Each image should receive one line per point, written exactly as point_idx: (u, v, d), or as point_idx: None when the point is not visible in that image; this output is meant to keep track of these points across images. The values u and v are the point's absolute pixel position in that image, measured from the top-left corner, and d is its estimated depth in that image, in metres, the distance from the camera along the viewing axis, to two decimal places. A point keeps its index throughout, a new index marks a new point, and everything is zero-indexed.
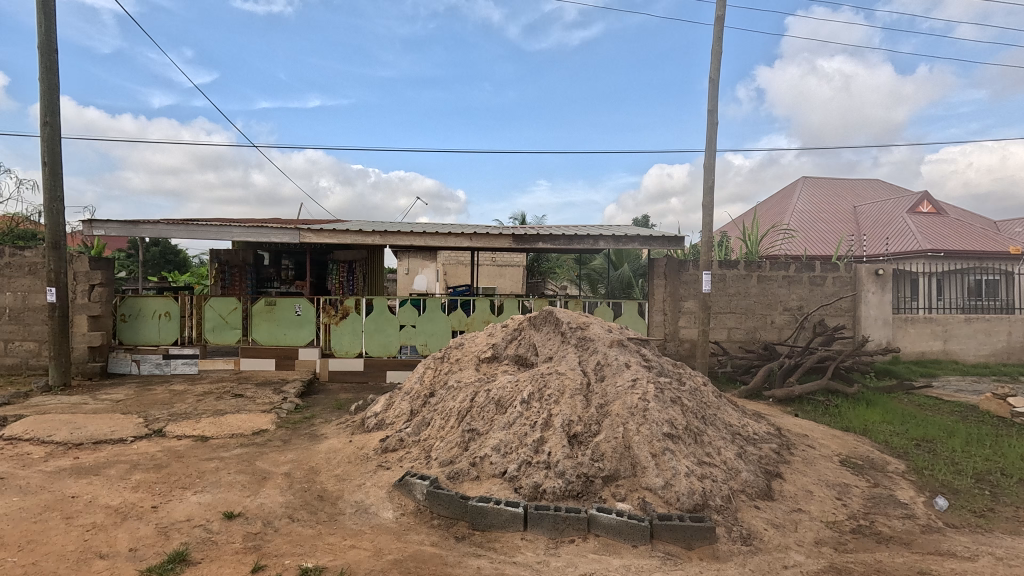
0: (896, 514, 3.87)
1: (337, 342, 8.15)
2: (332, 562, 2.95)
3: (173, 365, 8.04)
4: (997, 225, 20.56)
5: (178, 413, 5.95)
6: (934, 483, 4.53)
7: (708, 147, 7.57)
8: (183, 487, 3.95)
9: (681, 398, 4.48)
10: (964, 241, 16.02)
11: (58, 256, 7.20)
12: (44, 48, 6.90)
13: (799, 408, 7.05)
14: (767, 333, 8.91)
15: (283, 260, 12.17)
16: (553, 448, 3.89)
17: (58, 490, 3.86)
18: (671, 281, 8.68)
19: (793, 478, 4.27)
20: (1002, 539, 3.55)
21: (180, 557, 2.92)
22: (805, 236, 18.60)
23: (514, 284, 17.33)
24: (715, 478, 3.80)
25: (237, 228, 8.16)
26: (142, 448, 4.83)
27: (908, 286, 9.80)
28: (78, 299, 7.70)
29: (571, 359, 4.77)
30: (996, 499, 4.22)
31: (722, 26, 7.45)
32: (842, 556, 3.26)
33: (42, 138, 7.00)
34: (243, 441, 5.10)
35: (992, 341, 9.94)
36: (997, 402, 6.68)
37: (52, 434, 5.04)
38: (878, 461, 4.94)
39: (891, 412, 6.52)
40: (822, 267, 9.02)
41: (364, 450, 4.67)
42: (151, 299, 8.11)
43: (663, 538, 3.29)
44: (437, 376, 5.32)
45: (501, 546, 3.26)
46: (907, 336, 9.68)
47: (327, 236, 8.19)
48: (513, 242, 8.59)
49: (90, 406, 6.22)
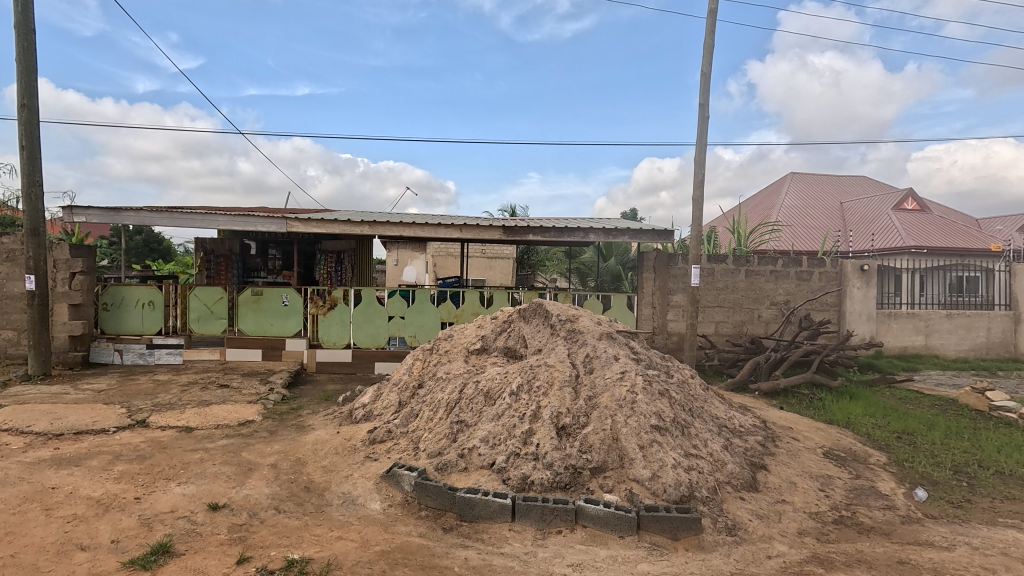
0: (877, 505, 3.93)
1: (325, 332, 8.08)
2: (319, 554, 2.93)
3: (157, 355, 7.92)
4: (979, 224, 20.93)
5: (161, 403, 5.86)
6: (913, 476, 4.61)
7: (699, 141, 7.59)
8: (166, 478, 3.90)
9: (668, 391, 4.50)
10: (948, 238, 16.27)
11: (37, 243, 7.04)
12: (21, 28, 6.70)
13: (784, 401, 7.15)
14: (754, 327, 8.99)
15: (270, 250, 12.01)
16: (542, 439, 3.89)
17: (37, 481, 3.79)
18: (660, 275, 8.70)
19: (778, 470, 4.32)
20: (979, 529, 3.63)
21: (163, 549, 2.88)
22: (793, 232, 18.77)
23: (503, 276, 17.38)
24: (701, 469, 3.83)
25: (222, 216, 8.03)
26: (125, 438, 4.76)
27: (892, 282, 9.91)
28: (58, 288, 7.54)
29: (560, 351, 4.78)
30: (973, 491, 4.30)
31: (714, 19, 7.45)
32: (824, 547, 3.31)
33: (20, 121, 6.82)
34: (229, 432, 5.05)
35: (971, 337, 10.12)
36: (976, 396, 6.81)
37: (31, 425, 4.94)
38: (861, 453, 5.02)
39: (874, 406, 6.63)
40: (809, 262, 9.13)
41: (351, 441, 4.65)
42: (134, 288, 7.98)
43: (650, 529, 3.32)
44: (426, 368, 5.30)
45: (489, 537, 3.27)
46: (890, 331, 9.83)
47: (316, 227, 8.09)
48: (503, 234, 8.63)
49: (71, 396, 6.10)
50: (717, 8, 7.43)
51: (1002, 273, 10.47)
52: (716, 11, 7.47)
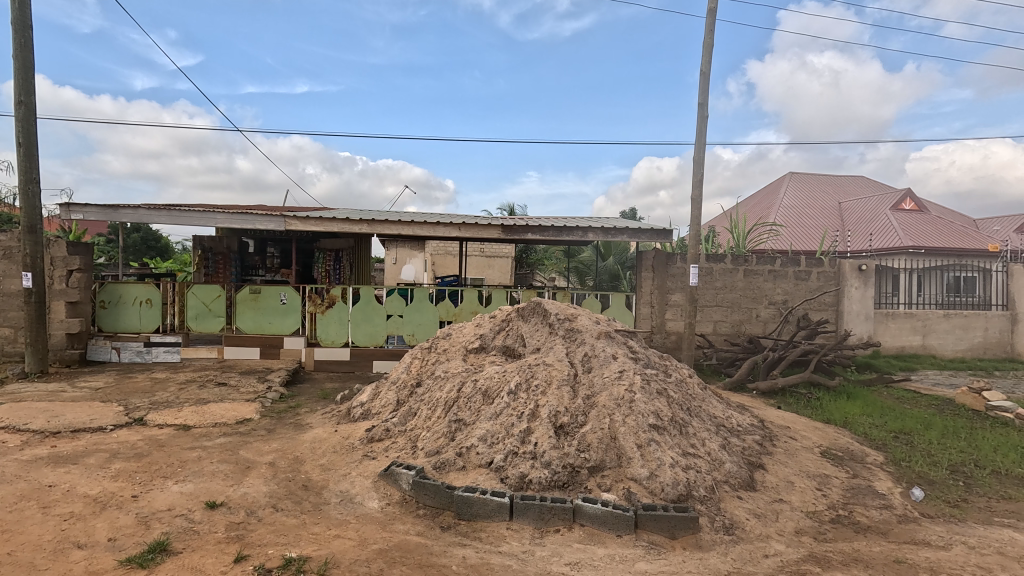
0: (874, 504, 3.94)
1: (323, 331, 8.07)
2: (316, 552, 2.93)
3: (155, 353, 7.91)
4: (976, 224, 20.98)
5: (159, 401, 5.85)
6: (910, 475, 4.62)
7: (698, 141, 7.59)
8: (164, 476, 3.89)
9: (667, 390, 4.51)
10: (945, 238, 16.31)
11: (34, 240, 7.02)
12: (18, 24, 6.67)
13: (782, 400, 7.16)
14: (752, 327, 9.00)
15: (269, 247, 11.84)
16: (539, 438, 3.89)
17: (34, 478, 3.79)
18: (659, 274, 8.71)
19: (775, 469, 4.32)
20: (975, 529, 3.64)
21: (161, 547, 2.88)
22: (791, 231, 18.79)
23: (502, 275, 17.38)
24: (698, 469, 3.83)
25: (220, 214, 8.01)
26: (122, 436, 4.75)
27: (890, 282, 9.93)
28: (55, 285, 7.52)
29: (559, 350, 4.77)
30: (970, 490, 4.32)
31: (714, 18, 7.45)
32: (822, 546, 3.32)
33: (17, 118, 6.79)
34: (226, 431, 5.04)
35: (968, 337, 10.15)
36: (973, 396, 6.83)
37: (28, 423, 4.93)
38: (858, 453, 5.03)
39: (871, 405, 6.64)
40: (807, 262, 9.15)
41: (349, 440, 4.64)
42: (132, 286, 7.97)
43: (647, 528, 3.32)
44: (424, 366, 5.30)
45: (487, 536, 3.27)
46: (888, 330, 9.85)
47: (315, 225, 8.08)
48: (502, 233, 8.64)
49: (68, 394, 6.09)
50: (716, 7, 7.42)
51: (999, 274, 10.50)
52: (716, 10, 7.46)
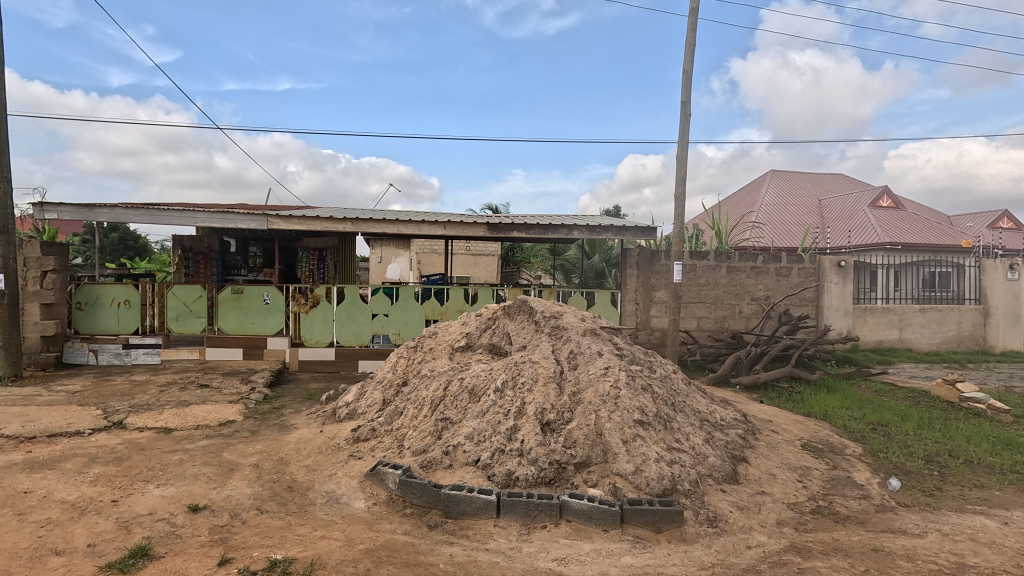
0: (853, 495, 4.03)
1: (308, 331, 8.00)
2: (302, 553, 2.91)
3: (134, 355, 7.78)
4: (950, 220, 21.54)
5: (139, 404, 5.75)
6: (888, 466, 4.72)
7: (681, 138, 7.66)
8: (145, 480, 3.84)
9: (652, 386, 4.56)
10: (921, 233, 16.75)
11: (6, 241, 6.84)
12: None
13: (764, 394, 7.23)
14: (735, 322, 9.14)
15: (250, 247, 11.74)
16: (526, 435, 3.91)
17: (8, 486, 3.69)
18: (643, 271, 8.80)
19: (758, 462, 4.41)
20: (949, 516, 3.74)
21: (142, 552, 2.84)
22: (773, 229, 19.06)
23: (488, 273, 17.47)
24: (683, 462, 3.89)
25: (201, 213, 7.87)
26: (101, 440, 4.66)
27: (868, 278, 10.15)
28: (29, 287, 7.33)
29: (545, 348, 4.80)
30: (944, 479, 4.43)
31: (695, 18, 7.52)
32: (803, 536, 3.38)
33: None
34: (208, 433, 4.97)
35: (943, 330, 10.40)
36: (947, 388, 6.99)
37: (1, 428, 4.80)
38: (837, 445, 5.14)
39: (850, 399, 6.77)
40: (787, 259, 9.32)
41: (335, 440, 4.60)
42: (109, 287, 7.81)
43: (633, 522, 3.36)
44: (411, 365, 5.28)
45: (474, 533, 3.28)
46: (866, 325, 10.03)
47: (297, 223, 7.97)
48: (487, 231, 8.56)
49: (44, 398, 5.95)
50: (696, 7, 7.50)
51: (972, 269, 10.77)
52: (698, 8, 7.51)
